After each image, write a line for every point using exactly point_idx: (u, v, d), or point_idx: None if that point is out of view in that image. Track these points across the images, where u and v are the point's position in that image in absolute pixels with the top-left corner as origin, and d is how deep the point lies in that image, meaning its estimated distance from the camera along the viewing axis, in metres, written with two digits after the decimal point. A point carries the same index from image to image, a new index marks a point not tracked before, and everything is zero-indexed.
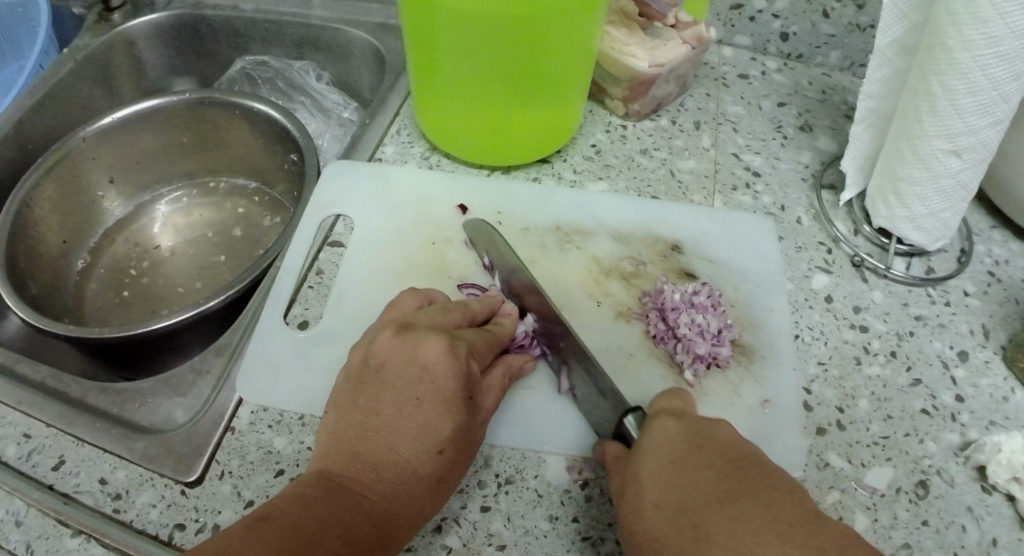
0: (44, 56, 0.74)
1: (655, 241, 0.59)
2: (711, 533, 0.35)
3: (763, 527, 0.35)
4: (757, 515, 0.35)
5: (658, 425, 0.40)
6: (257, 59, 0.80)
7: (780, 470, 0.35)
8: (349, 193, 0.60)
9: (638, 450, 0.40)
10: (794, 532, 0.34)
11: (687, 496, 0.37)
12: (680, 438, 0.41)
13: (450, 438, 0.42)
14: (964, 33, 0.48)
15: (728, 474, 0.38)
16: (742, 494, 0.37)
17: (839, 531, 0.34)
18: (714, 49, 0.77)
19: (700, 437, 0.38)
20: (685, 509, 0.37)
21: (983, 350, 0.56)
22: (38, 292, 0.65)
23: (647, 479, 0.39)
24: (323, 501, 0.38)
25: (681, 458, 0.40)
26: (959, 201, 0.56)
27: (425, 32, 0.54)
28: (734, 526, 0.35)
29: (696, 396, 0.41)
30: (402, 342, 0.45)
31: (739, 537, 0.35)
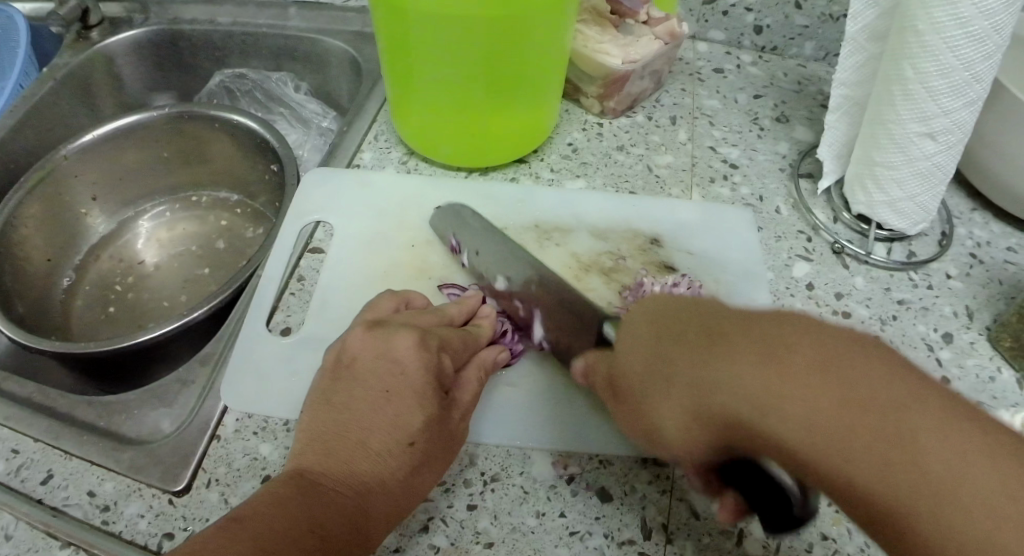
0: (23, 77, 0.74)
1: (634, 236, 0.59)
2: (717, 385, 0.32)
3: (775, 371, 0.30)
4: (770, 377, 0.30)
5: (651, 329, 0.38)
6: (236, 72, 0.81)
7: (802, 334, 0.31)
8: (328, 200, 0.61)
9: (639, 347, 0.38)
10: (803, 372, 0.30)
11: (686, 352, 0.34)
12: (658, 309, 0.39)
13: (422, 430, 0.43)
14: (932, 15, 0.48)
15: (723, 324, 0.34)
16: (743, 350, 0.32)
17: (863, 356, 0.30)
18: (689, 44, 0.77)
19: (717, 320, 0.35)
20: (685, 377, 0.34)
21: (966, 331, 0.56)
22: (24, 310, 0.66)
23: (640, 361, 0.37)
24: (296, 499, 0.39)
25: (671, 328, 0.36)
26: (936, 183, 0.57)
27: (399, 37, 0.54)
28: (739, 372, 0.31)
29: (692, 301, 0.38)
30: (373, 338, 0.46)
31: (752, 388, 0.31)
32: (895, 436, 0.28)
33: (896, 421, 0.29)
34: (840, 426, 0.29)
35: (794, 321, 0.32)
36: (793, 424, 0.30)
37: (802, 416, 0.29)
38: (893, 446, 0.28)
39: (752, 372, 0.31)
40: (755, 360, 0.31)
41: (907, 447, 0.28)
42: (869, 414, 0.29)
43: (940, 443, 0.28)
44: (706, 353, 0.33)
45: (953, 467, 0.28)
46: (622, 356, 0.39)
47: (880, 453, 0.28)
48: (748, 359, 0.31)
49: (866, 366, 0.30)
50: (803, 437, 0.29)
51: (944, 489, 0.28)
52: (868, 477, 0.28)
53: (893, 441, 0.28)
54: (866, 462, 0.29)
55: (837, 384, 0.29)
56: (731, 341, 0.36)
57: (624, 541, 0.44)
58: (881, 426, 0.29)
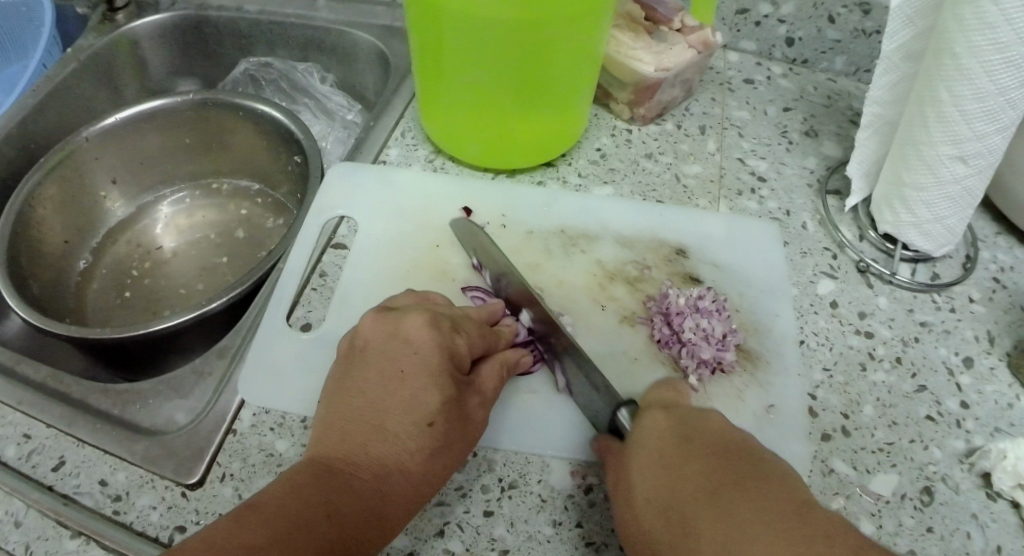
0: (46, 57, 0.73)
1: (659, 246, 0.59)
2: (684, 522, 0.37)
3: (723, 518, 0.36)
4: (721, 505, 0.37)
5: (665, 450, 0.41)
6: (261, 59, 0.80)
7: (766, 538, 0.34)
8: (353, 194, 0.60)
9: (651, 473, 0.40)
10: (762, 538, 0.35)
11: (690, 493, 0.38)
12: (664, 434, 0.42)
13: (440, 411, 0.42)
14: (971, 39, 0.48)
15: (703, 469, 0.39)
16: (725, 495, 0.37)
17: (787, 526, 0.35)
18: (720, 53, 0.77)
19: (697, 463, 0.39)
20: (675, 526, 0.37)
21: (987, 356, 0.55)
22: (39, 292, 0.65)
23: (640, 489, 0.40)
24: (312, 485, 0.39)
25: (671, 451, 0.41)
26: (965, 207, 0.56)
27: (430, 35, 0.54)
28: (699, 526, 0.36)
29: (695, 423, 0.42)
30: (385, 320, 0.46)
31: (702, 535, 0.36)
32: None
33: None
34: (767, 551, 0.34)
35: (774, 496, 0.37)
36: None
37: None
38: None
39: (727, 535, 0.35)
40: (724, 531, 0.36)
41: None
42: (792, 554, 0.34)
43: None
44: (682, 504, 0.38)
45: None
46: (637, 440, 0.43)
47: None
48: (728, 533, 0.35)
49: (827, 547, 0.33)
50: (739, 553, 0.35)
51: None
52: None
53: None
54: None
55: (795, 551, 0.34)
56: (711, 449, 0.40)
57: None
58: None
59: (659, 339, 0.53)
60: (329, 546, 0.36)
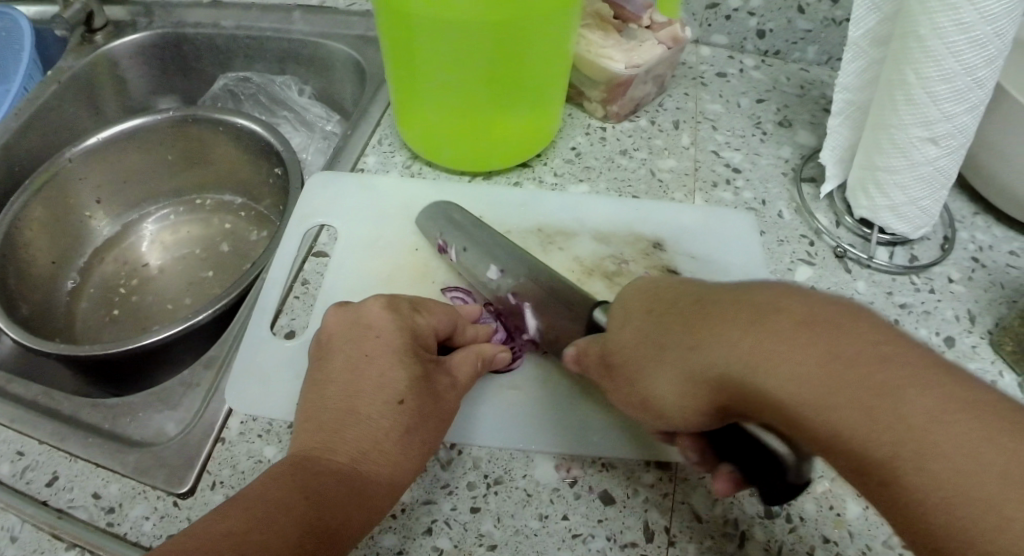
0: (27, 80, 0.75)
1: (636, 240, 0.59)
2: (710, 344, 0.34)
3: (752, 333, 0.33)
4: (749, 323, 0.33)
5: (646, 317, 0.39)
6: (240, 75, 0.81)
7: (788, 314, 0.33)
8: (332, 202, 0.61)
9: (631, 343, 0.39)
10: (782, 326, 0.32)
11: (661, 335, 0.37)
12: (647, 297, 0.41)
13: (409, 388, 0.43)
14: (935, 20, 0.49)
15: (719, 304, 0.35)
16: (731, 314, 0.34)
17: (800, 300, 0.33)
18: (692, 49, 0.78)
19: (702, 303, 0.36)
20: (671, 345, 0.36)
21: (969, 335, 0.56)
22: (28, 312, 0.66)
23: (631, 346, 0.39)
24: (290, 475, 0.40)
25: (659, 304, 0.39)
26: (939, 188, 0.57)
27: (402, 42, 0.55)
28: (730, 352, 0.33)
29: (674, 282, 0.41)
30: (344, 313, 0.47)
31: (738, 351, 0.33)
32: (875, 389, 0.30)
33: (868, 375, 0.30)
34: (818, 358, 0.31)
35: (780, 312, 0.33)
36: (783, 378, 0.31)
37: (788, 375, 0.31)
38: (869, 390, 0.30)
39: (738, 342, 0.33)
40: (741, 332, 0.33)
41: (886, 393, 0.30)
42: (849, 384, 0.30)
43: (919, 398, 0.29)
44: (687, 328, 0.36)
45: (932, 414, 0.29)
46: (613, 340, 0.41)
47: (861, 396, 0.30)
48: (736, 332, 0.33)
49: (847, 345, 0.31)
50: (795, 396, 0.31)
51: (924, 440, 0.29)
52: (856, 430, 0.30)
53: (851, 369, 0.30)
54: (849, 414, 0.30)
55: (823, 343, 0.31)
56: (698, 295, 0.38)
57: (626, 543, 0.44)
58: (861, 394, 0.30)
59: None
60: (309, 530, 0.37)
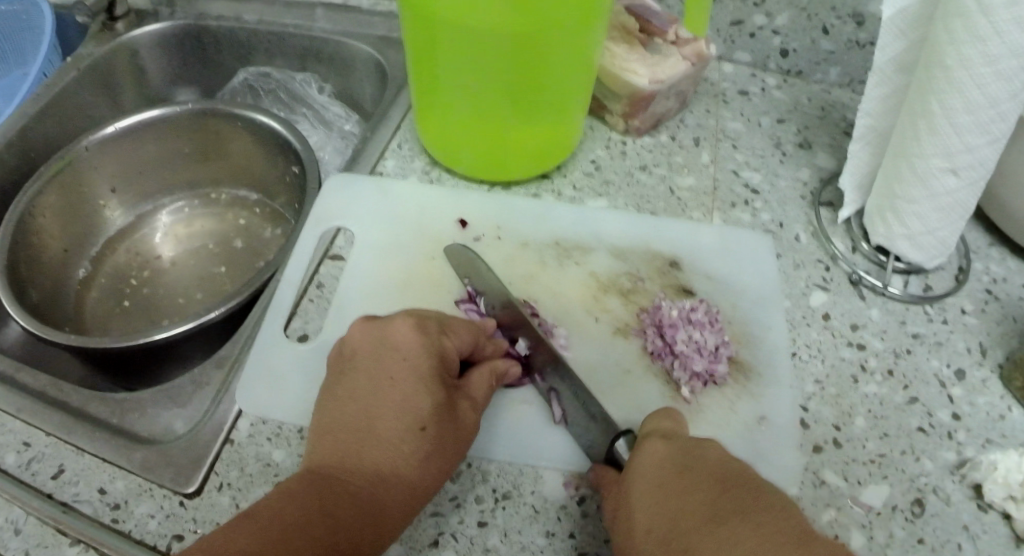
0: (47, 65, 0.73)
1: (653, 257, 0.59)
2: (649, 527, 0.39)
3: (707, 532, 0.37)
4: (709, 526, 0.37)
5: (653, 479, 0.41)
6: (260, 70, 0.81)
7: (791, 553, 0.35)
8: (350, 205, 0.61)
9: (643, 482, 0.41)
10: None
11: (672, 509, 0.39)
12: (662, 460, 0.42)
13: (431, 415, 0.44)
14: (962, 52, 0.48)
15: (703, 492, 0.39)
16: (733, 521, 0.37)
17: (760, 515, 0.37)
18: (715, 65, 0.77)
19: (697, 483, 0.40)
20: (671, 535, 0.38)
21: (979, 368, 0.56)
22: (38, 299, 0.66)
23: (637, 489, 0.41)
24: (306, 492, 0.40)
25: (673, 481, 0.40)
26: (957, 219, 0.57)
27: (426, 46, 0.54)
28: (659, 514, 0.39)
29: (700, 451, 0.42)
30: (371, 329, 0.48)
31: (688, 542, 0.37)
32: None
33: None
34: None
35: (769, 522, 0.37)
36: None
37: None
38: None
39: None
40: (751, 549, 0.35)
41: None
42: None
43: None
44: (705, 516, 0.38)
45: None
46: (636, 467, 0.42)
47: None
48: (739, 551, 0.35)
49: None
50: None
51: None
52: None
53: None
54: None
55: None
56: (711, 476, 0.40)
57: None
58: None
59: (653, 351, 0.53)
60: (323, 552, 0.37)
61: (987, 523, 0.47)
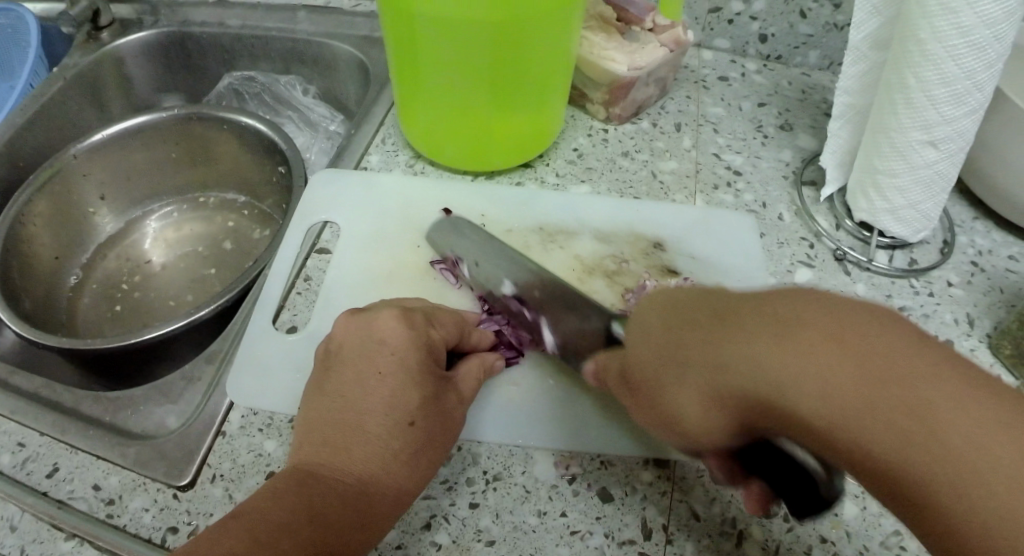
0: (33, 77, 0.75)
1: (637, 239, 0.60)
2: (730, 356, 0.32)
3: (788, 342, 0.30)
4: (779, 322, 0.31)
5: (664, 317, 0.37)
6: (245, 74, 0.82)
7: (828, 316, 0.30)
8: (335, 200, 0.62)
9: (651, 336, 0.37)
10: (821, 343, 0.29)
11: (691, 338, 0.34)
12: (670, 304, 0.38)
13: (420, 409, 0.43)
14: (935, 24, 0.49)
15: (729, 310, 0.33)
16: (756, 319, 0.32)
17: (811, 297, 0.31)
18: (694, 53, 0.78)
19: (743, 306, 0.33)
20: (694, 351, 0.34)
21: (967, 339, 0.56)
22: (31, 306, 0.66)
23: (646, 347, 0.37)
24: (293, 491, 0.40)
25: (680, 314, 0.36)
26: (938, 192, 0.57)
27: (405, 38, 0.55)
28: (753, 348, 0.31)
29: (694, 290, 0.38)
30: (357, 323, 0.47)
31: (762, 357, 0.30)
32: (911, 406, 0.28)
33: (922, 468, 0.28)
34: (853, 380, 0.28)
35: (808, 297, 0.31)
36: (806, 397, 0.29)
37: (821, 372, 0.29)
38: (919, 423, 0.28)
39: (768, 350, 0.30)
40: (769, 340, 0.31)
41: (932, 426, 0.28)
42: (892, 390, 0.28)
43: (959, 421, 0.27)
44: (722, 330, 0.33)
45: (977, 445, 0.27)
46: (636, 342, 0.38)
47: (898, 433, 0.28)
48: (761, 335, 0.31)
49: (914, 374, 0.28)
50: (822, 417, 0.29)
51: (962, 459, 0.27)
52: (884, 451, 0.28)
53: (886, 376, 0.28)
54: (882, 432, 0.28)
55: (862, 354, 0.29)
56: (728, 300, 0.35)
57: (624, 541, 0.44)
58: (902, 414, 0.28)
59: None
60: (313, 551, 0.37)
61: None
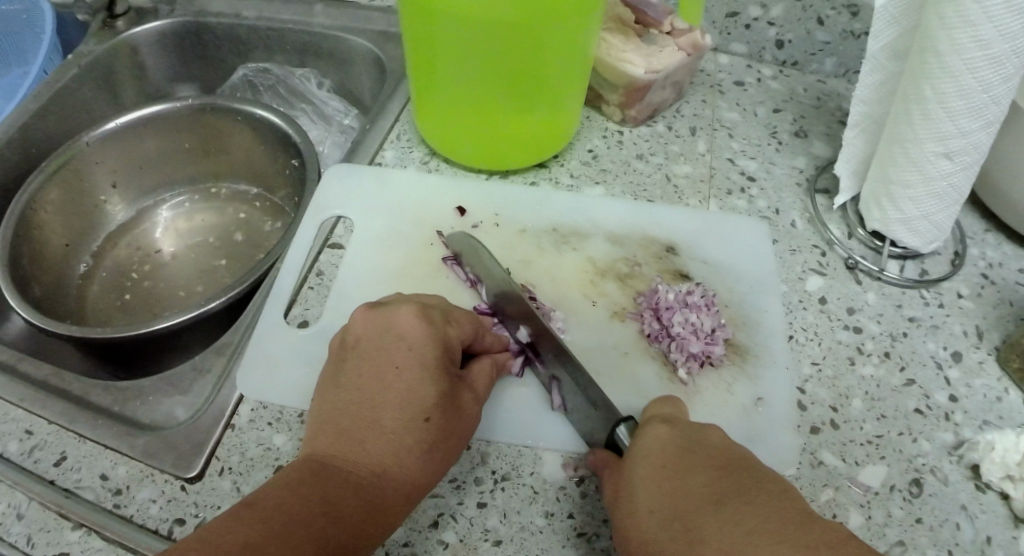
0: (48, 63, 0.75)
1: (650, 243, 0.60)
2: (705, 541, 0.35)
3: (757, 532, 0.34)
4: (743, 518, 0.35)
5: (662, 455, 0.40)
6: (259, 65, 0.82)
7: (797, 513, 0.36)
8: (349, 196, 0.61)
9: (642, 476, 0.40)
10: (800, 544, 0.34)
11: (681, 505, 0.37)
12: (677, 434, 0.42)
13: (435, 406, 0.44)
14: (954, 37, 0.49)
15: (720, 476, 0.38)
16: (743, 511, 0.36)
17: (789, 497, 0.37)
18: (711, 56, 0.78)
19: (738, 494, 0.37)
20: (679, 522, 0.37)
21: (976, 351, 0.56)
22: (40, 294, 0.66)
23: (643, 483, 0.40)
24: (308, 482, 0.40)
25: (678, 460, 0.40)
26: (952, 203, 0.57)
27: (423, 37, 0.55)
28: (726, 538, 0.35)
29: (697, 431, 0.42)
30: (375, 317, 0.47)
31: (733, 552, 0.34)
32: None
33: None
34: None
35: (789, 499, 0.37)
36: None
37: None
38: None
39: (750, 540, 0.34)
40: (752, 530, 0.35)
41: None
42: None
43: None
44: (712, 506, 0.37)
45: None
46: (639, 450, 0.42)
47: None
48: (744, 525, 0.35)
49: (853, 552, 0.33)
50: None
51: None
52: None
53: None
54: None
55: None
56: (718, 459, 0.40)
57: None
58: None
59: (650, 333, 0.54)
60: (328, 542, 0.37)
61: (986, 503, 0.47)
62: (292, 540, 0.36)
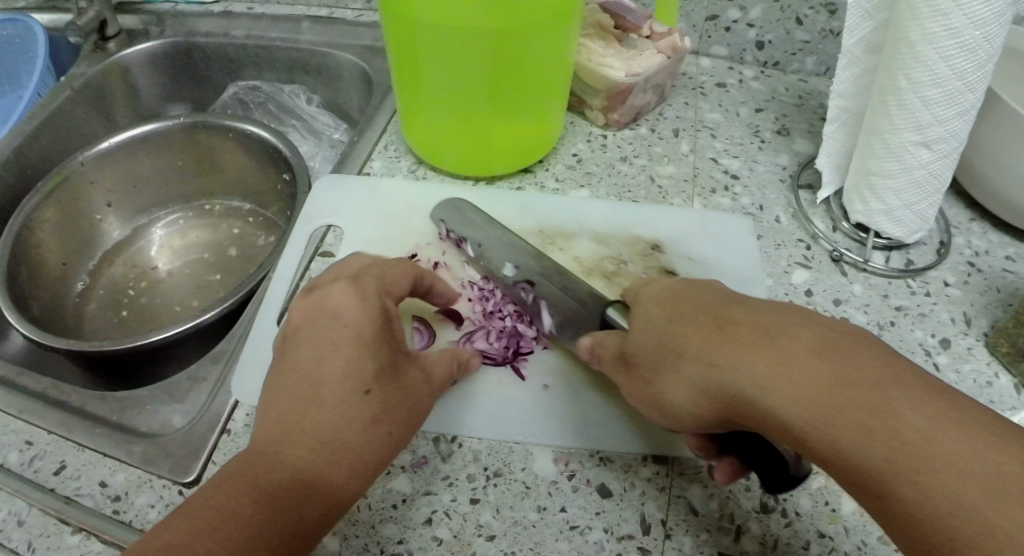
0: (42, 86, 0.77)
1: (635, 242, 0.61)
2: (724, 364, 0.38)
3: (777, 357, 0.37)
4: (764, 343, 0.37)
5: (667, 313, 0.43)
6: (250, 84, 0.84)
7: (796, 326, 0.38)
8: (338, 204, 0.63)
9: (649, 326, 0.43)
10: (796, 351, 0.36)
11: (689, 333, 0.41)
12: (672, 299, 0.44)
13: (375, 378, 0.44)
14: (925, 27, 0.50)
15: (731, 316, 0.40)
16: (748, 338, 0.38)
17: (788, 317, 0.39)
18: (692, 59, 0.79)
19: (735, 317, 0.40)
20: (691, 350, 0.40)
21: (964, 337, 0.57)
22: (39, 311, 0.68)
23: (654, 327, 0.43)
24: (254, 467, 0.40)
25: (675, 309, 0.43)
26: (933, 192, 0.58)
27: (407, 47, 0.56)
28: (747, 367, 0.37)
29: (694, 286, 0.45)
30: (313, 302, 0.47)
31: (752, 371, 0.37)
32: (871, 405, 0.34)
33: (877, 395, 0.34)
34: (824, 379, 0.35)
35: (793, 325, 0.38)
36: (784, 398, 0.35)
37: (795, 393, 0.35)
38: (873, 419, 0.33)
39: (755, 364, 0.37)
40: (756, 355, 0.37)
41: (886, 417, 0.33)
42: (857, 405, 0.34)
43: (915, 414, 0.33)
44: (715, 337, 0.39)
45: (921, 432, 0.32)
46: (638, 325, 0.44)
47: (863, 430, 0.33)
48: (750, 356, 0.37)
49: (845, 355, 0.36)
50: (802, 419, 0.35)
51: (916, 456, 0.32)
52: (851, 446, 0.33)
53: (871, 407, 0.33)
54: (849, 432, 0.33)
55: (827, 371, 0.35)
56: (721, 302, 0.42)
57: (623, 536, 0.44)
58: (858, 407, 0.34)
59: None
60: (266, 526, 0.38)
61: None
62: (226, 529, 0.37)
